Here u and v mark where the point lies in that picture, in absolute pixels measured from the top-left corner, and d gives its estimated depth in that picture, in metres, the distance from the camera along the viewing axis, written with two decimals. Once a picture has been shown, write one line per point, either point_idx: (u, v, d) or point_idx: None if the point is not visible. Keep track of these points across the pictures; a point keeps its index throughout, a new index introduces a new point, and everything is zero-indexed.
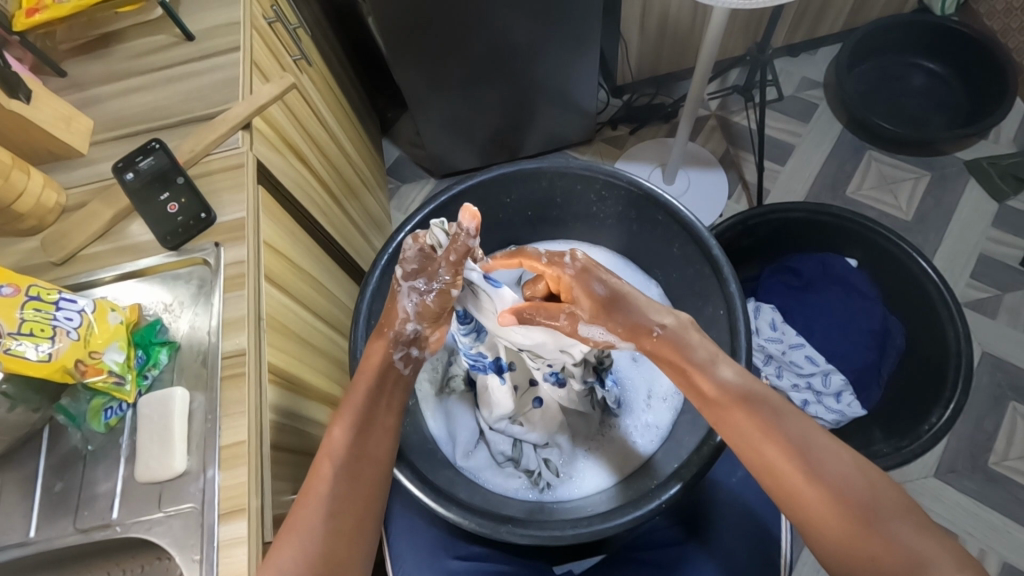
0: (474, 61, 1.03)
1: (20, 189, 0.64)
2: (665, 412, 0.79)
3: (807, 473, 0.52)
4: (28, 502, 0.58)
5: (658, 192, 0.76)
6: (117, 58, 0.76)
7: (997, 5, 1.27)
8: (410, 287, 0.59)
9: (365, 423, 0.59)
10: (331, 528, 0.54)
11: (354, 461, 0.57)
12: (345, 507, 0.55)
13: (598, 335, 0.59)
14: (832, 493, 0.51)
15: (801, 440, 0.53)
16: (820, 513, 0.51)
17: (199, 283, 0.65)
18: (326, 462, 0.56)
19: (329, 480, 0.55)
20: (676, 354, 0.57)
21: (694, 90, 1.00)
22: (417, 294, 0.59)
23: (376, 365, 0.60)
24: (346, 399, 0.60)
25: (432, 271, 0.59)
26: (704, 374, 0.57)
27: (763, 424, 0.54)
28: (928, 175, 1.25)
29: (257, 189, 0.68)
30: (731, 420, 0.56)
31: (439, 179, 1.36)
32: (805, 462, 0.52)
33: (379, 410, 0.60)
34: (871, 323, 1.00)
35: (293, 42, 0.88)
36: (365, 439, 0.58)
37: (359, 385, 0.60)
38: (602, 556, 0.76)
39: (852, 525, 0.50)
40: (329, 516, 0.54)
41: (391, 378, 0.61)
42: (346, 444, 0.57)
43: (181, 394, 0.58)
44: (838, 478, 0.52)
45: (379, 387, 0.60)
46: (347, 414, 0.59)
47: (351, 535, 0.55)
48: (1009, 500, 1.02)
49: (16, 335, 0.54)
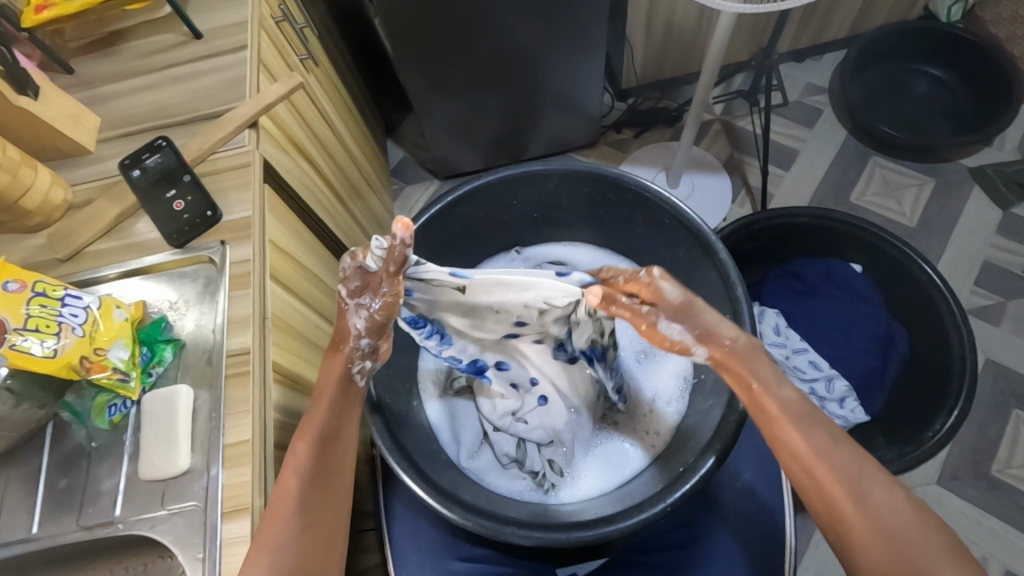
0: (480, 63, 1.04)
1: (27, 186, 0.64)
2: (669, 416, 0.78)
3: (854, 501, 0.54)
4: (32, 499, 0.57)
5: (663, 194, 0.76)
6: (125, 56, 0.76)
7: (1002, 12, 1.27)
8: (359, 305, 0.56)
9: (329, 438, 0.58)
10: (301, 539, 0.54)
11: (319, 477, 0.56)
12: (313, 519, 0.55)
13: (678, 336, 0.57)
14: (877, 522, 0.53)
15: (852, 466, 0.55)
16: (868, 541, 0.53)
17: (204, 281, 0.65)
18: (291, 479, 0.54)
19: (296, 495, 0.54)
20: (744, 379, 0.58)
21: (698, 95, 1.00)
22: (364, 312, 0.56)
23: (336, 380, 0.58)
24: (310, 410, 0.58)
25: (373, 286, 0.54)
26: (772, 399, 0.58)
27: (817, 447, 0.56)
28: (932, 182, 1.25)
29: (263, 188, 0.68)
30: (784, 428, 0.57)
31: (443, 181, 1.36)
32: (854, 489, 0.54)
33: (341, 425, 0.59)
34: (873, 329, 1.01)
35: (300, 42, 0.88)
36: (330, 451, 0.58)
37: (319, 399, 0.58)
38: (605, 559, 0.75)
39: (895, 557, 0.52)
40: (300, 531, 0.53)
41: (352, 392, 0.60)
42: (311, 460, 0.56)
43: (186, 392, 0.58)
44: (887, 510, 0.54)
45: (342, 403, 0.59)
46: (310, 430, 0.57)
47: (323, 542, 0.56)
48: (1011, 508, 1.02)
49: (21, 331, 0.54)
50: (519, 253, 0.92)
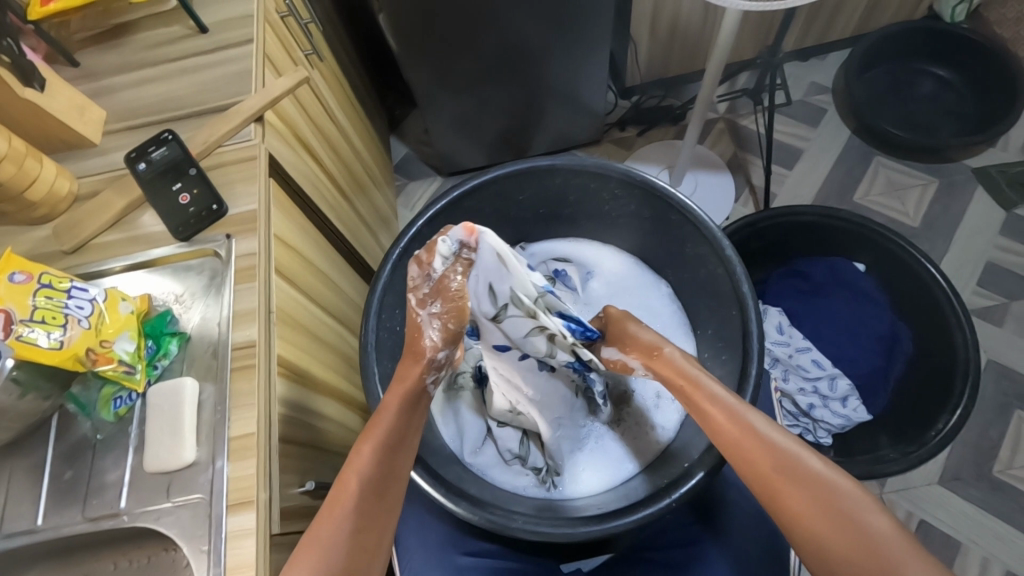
0: (485, 59, 1.03)
1: (33, 177, 0.64)
2: (672, 412, 0.79)
3: (781, 470, 0.53)
4: (36, 491, 0.57)
5: (669, 191, 0.76)
6: (131, 49, 0.76)
7: (1007, 13, 1.27)
8: (429, 314, 0.56)
9: (396, 443, 0.57)
10: (355, 540, 0.52)
11: (381, 481, 0.55)
12: (370, 523, 0.54)
13: (613, 356, 0.67)
14: (809, 491, 0.52)
15: (771, 435, 0.55)
16: (804, 510, 0.52)
17: (210, 275, 0.65)
18: (352, 477, 0.54)
19: (355, 495, 0.54)
20: (682, 371, 0.61)
21: (704, 92, 1.00)
22: (436, 322, 0.56)
23: (407, 390, 0.58)
24: (376, 417, 0.58)
25: (445, 286, 0.55)
26: (704, 391, 0.59)
27: (743, 427, 0.56)
28: (936, 182, 1.25)
29: (268, 182, 0.68)
30: (707, 408, 0.58)
31: (446, 178, 1.36)
32: (779, 458, 0.54)
33: (407, 432, 0.58)
34: (879, 328, 1.02)
35: (305, 37, 0.88)
36: (395, 456, 0.57)
37: (389, 403, 0.58)
38: (610, 554, 0.75)
39: (832, 522, 0.51)
40: (355, 530, 0.53)
41: (422, 400, 0.60)
42: (373, 461, 0.55)
43: (191, 385, 0.58)
44: (811, 472, 0.53)
45: (409, 409, 0.59)
46: (376, 433, 0.57)
47: (373, 551, 0.53)
48: (1013, 509, 1.02)
49: (28, 322, 0.54)
50: (524, 248, 0.93)
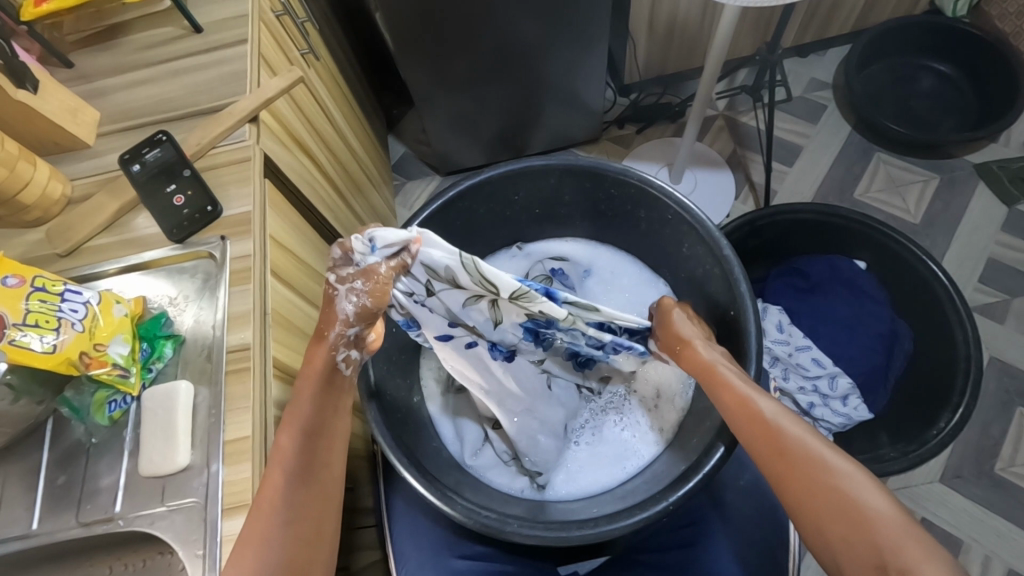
0: (482, 56, 1.03)
1: (25, 180, 0.64)
2: (672, 412, 0.78)
3: (783, 457, 0.54)
4: (31, 495, 0.57)
5: (666, 190, 0.75)
6: (125, 50, 0.76)
7: (1008, 8, 1.26)
8: (347, 289, 0.53)
9: (316, 428, 0.55)
10: (290, 534, 0.51)
11: (307, 469, 0.53)
12: (303, 514, 0.52)
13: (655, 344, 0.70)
14: (810, 477, 0.52)
15: (777, 423, 0.56)
16: (804, 489, 0.52)
17: (204, 277, 0.64)
18: (277, 470, 0.52)
19: (281, 488, 0.51)
20: (703, 361, 0.62)
21: (703, 89, 0.99)
22: (355, 296, 0.53)
23: (318, 369, 0.55)
24: (291, 405, 0.55)
25: (373, 269, 0.53)
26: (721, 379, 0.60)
27: (749, 413, 0.57)
28: (936, 179, 1.24)
29: (263, 183, 0.67)
30: (718, 393, 0.60)
31: (444, 176, 1.36)
32: (781, 445, 0.55)
33: (326, 415, 0.56)
34: (879, 327, 1.00)
35: (300, 36, 0.87)
36: (317, 442, 0.55)
37: (301, 390, 0.55)
38: (606, 557, 0.75)
39: (834, 510, 0.50)
40: (288, 523, 0.51)
41: (336, 381, 0.57)
42: (297, 451, 0.53)
43: (186, 389, 0.58)
44: (812, 459, 0.53)
45: (324, 392, 0.56)
46: (295, 420, 0.54)
47: (312, 540, 0.53)
48: (1015, 507, 1.01)
49: (20, 326, 0.54)
50: (521, 249, 0.93)
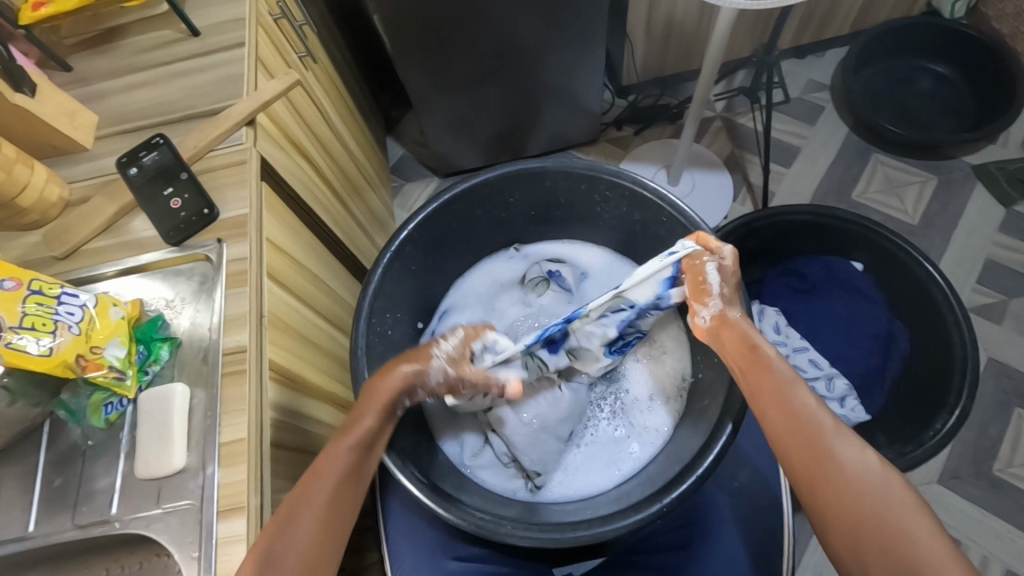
0: (480, 59, 1.03)
1: (23, 183, 0.64)
2: (667, 414, 0.78)
3: (824, 461, 0.53)
4: (28, 497, 0.57)
5: (661, 193, 0.76)
6: (123, 53, 0.76)
7: (1006, 9, 1.26)
8: (444, 366, 0.64)
9: (368, 446, 0.59)
10: (318, 535, 0.53)
11: (354, 480, 0.57)
12: (335, 518, 0.55)
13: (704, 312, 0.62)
14: (853, 484, 0.52)
15: (825, 427, 0.55)
16: (843, 503, 0.51)
17: (201, 279, 0.65)
18: (327, 476, 0.56)
19: (326, 492, 0.55)
20: (751, 348, 0.59)
21: (700, 90, 0.99)
22: (443, 372, 0.65)
23: (384, 398, 0.61)
24: (353, 420, 0.60)
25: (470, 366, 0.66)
26: (764, 373, 0.58)
27: (794, 412, 0.56)
28: (934, 179, 1.24)
29: (260, 186, 0.68)
30: (760, 381, 0.58)
31: (443, 178, 1.36)
32: (826, 448, 0.54)
33: (378, 438, 0.61)
34: (875, 327, 1.03)
35: (298, 39, 0.87)
36: (364, 461, 0.59)
37: (364, 412, 0.60)
38: (604, 557, 0.74)
39: (874, 520, 0.50)
40: (322, 526, 0.53)
41: (393, 413, 0.63)
42: (348, 464, 0.57)
43: (181, 391, 0.58)
44: (859, 470, 0.52)
45: (384, 419, 0.61)
46: (352, 436, 0.59)
47: (332, 545, 0.54)
48: (1013, 508, 1.01)
49: (17, 329, 0.54)
50: (518, 250, 0.93)
